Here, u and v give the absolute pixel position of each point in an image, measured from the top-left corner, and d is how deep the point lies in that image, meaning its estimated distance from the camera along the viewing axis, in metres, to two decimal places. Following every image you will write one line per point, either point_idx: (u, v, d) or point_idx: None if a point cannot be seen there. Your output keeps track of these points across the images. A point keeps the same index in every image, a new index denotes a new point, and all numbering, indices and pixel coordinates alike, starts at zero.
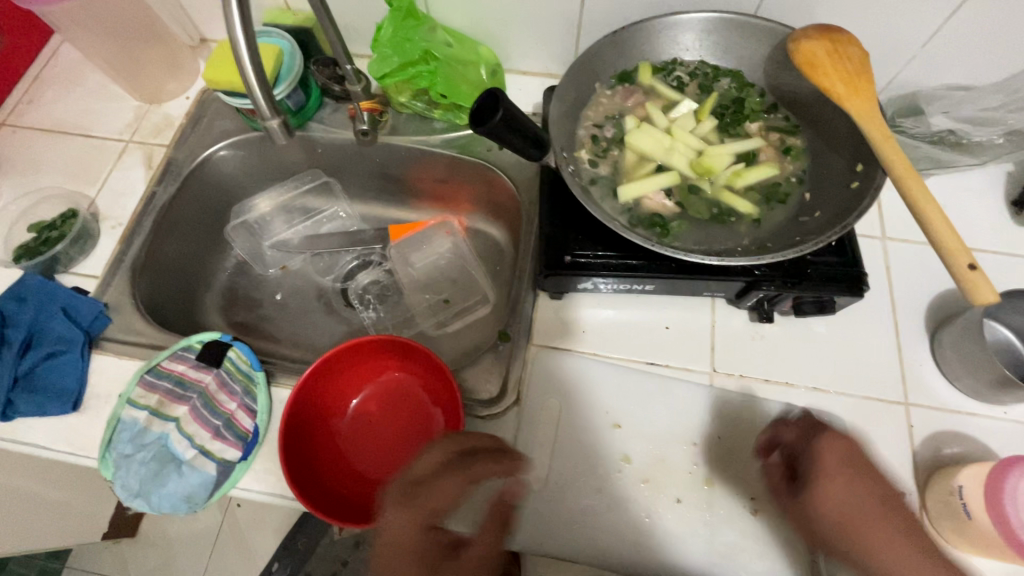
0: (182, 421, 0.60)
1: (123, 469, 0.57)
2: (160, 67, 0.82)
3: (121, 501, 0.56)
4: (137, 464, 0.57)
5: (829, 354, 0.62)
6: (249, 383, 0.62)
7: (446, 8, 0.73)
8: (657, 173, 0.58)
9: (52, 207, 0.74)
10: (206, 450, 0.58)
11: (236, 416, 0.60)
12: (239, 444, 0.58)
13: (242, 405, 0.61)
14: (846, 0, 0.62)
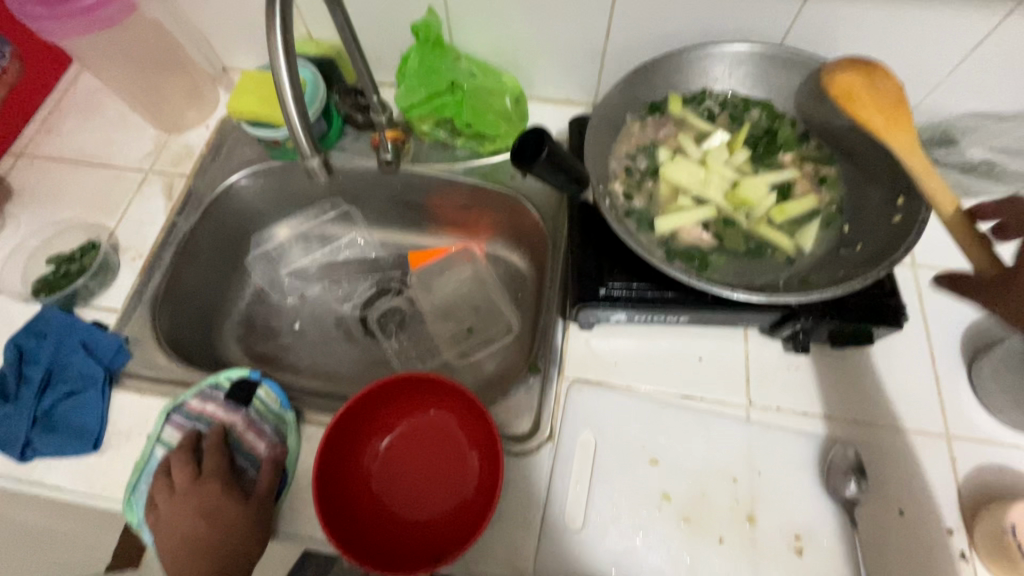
0: None
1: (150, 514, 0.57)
2: (181, 96, 0.81)
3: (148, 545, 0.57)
4: None
5: (867, 383, 0.61)
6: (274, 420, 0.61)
7: (472, 38, 0.73)
8: (693, 206, 0.58)
9: (71, 238, 0.73)
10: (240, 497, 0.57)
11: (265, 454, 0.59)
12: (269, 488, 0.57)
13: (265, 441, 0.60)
14: (873, 32, 0.63)
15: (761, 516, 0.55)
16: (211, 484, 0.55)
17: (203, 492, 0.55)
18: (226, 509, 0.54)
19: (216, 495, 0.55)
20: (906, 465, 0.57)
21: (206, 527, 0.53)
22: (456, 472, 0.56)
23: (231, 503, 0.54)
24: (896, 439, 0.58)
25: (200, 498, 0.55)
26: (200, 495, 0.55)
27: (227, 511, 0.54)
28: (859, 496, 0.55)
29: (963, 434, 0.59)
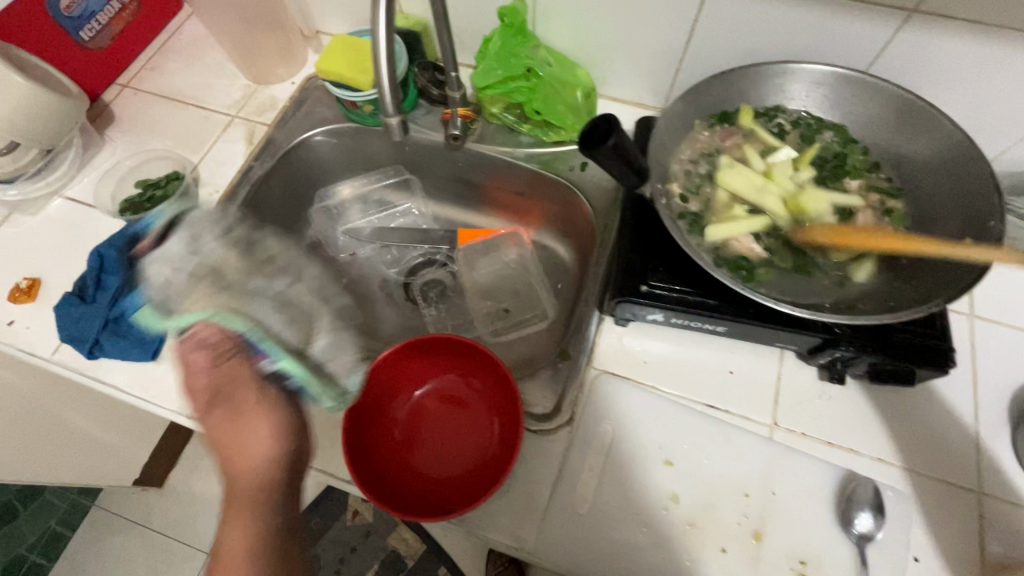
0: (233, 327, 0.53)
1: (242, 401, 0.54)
2: (274, 52, 0.87)
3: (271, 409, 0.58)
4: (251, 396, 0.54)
5: (899, 427, 0.60)
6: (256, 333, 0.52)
7: (554, 30, 0.75)
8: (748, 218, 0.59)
9: (159, 167, 0.80)
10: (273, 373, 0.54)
11: (254, 369, 0.50)
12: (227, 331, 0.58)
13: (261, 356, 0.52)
14: (963, 71, 0.61)
15: (768, 535, 0.55)
16: (231, 395, 0.50)
17: (231, 419, 0.49)
18: (253, 415, 0.49)
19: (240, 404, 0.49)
20: (930, 514, 0.56)
21: (258, 445, 0.48)
22: (477, 436, 0.59)
23: (259, 415, 0.49)
24: (922, 486, 0.57)
25: (218, 418, 0.49)
26: (222, 416, 0.49)
27: (269, 432, 0.49)
28: (873, 535, 0.54)
29: (996, 493, 0.56)
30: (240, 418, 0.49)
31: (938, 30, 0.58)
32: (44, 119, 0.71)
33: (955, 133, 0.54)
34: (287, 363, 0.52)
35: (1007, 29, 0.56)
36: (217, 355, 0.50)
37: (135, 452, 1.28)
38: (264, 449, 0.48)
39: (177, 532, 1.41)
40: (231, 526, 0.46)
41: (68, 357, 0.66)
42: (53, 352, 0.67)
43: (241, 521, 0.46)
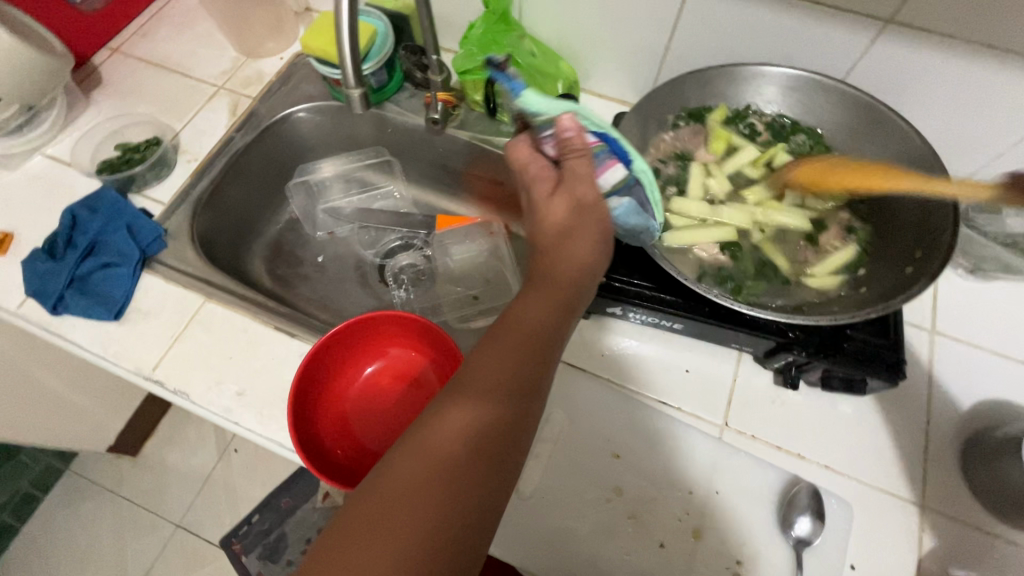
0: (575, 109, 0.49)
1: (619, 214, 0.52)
2: (264, 26, 0.88)
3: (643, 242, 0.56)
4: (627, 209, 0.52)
5: (847, 436, 0.60)
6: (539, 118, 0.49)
7: (539, 20, 0.75)
8: (711, 224, 0.60)
9: (140, 131, 0.80)
10: (615, 187, 0.51)
11: (617, 172, 0.50)
12: (613, 164, 0.50)
13: (616, 160, 0.50)
14: (935, 87, 0.62)
15: (708, 534, 0.55)
16: (575, 165, 0.48)
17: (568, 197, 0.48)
18: (587, 202, 0.48)
19: (580, 194, 0.48)
20: (874, 524, 0.56)
21: (575, 242, 0.47)
22: None
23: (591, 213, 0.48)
24: (865, 495, 0.57)
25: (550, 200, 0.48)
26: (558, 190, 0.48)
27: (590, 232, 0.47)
28: (811, 540, 0.54)
29: (939, 508, 0.56)
30: (534, 313, 0.45)
31: (913, 42, 0.59)
32: (24, 75, 0.71)
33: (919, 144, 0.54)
34: (642, 166, 0.51)
35: (981, 44, 0.56)
36: (559, 193, 0.48)
37: (111, 417, 1.29)
38: (586, 255, 0.47)
39: (149, 503, 1.41)
40: (443, 417, 0.39)
41: (32, 311, 0.67)
42: (17, 306, 0.67)
43: (544, 308, 0.45)
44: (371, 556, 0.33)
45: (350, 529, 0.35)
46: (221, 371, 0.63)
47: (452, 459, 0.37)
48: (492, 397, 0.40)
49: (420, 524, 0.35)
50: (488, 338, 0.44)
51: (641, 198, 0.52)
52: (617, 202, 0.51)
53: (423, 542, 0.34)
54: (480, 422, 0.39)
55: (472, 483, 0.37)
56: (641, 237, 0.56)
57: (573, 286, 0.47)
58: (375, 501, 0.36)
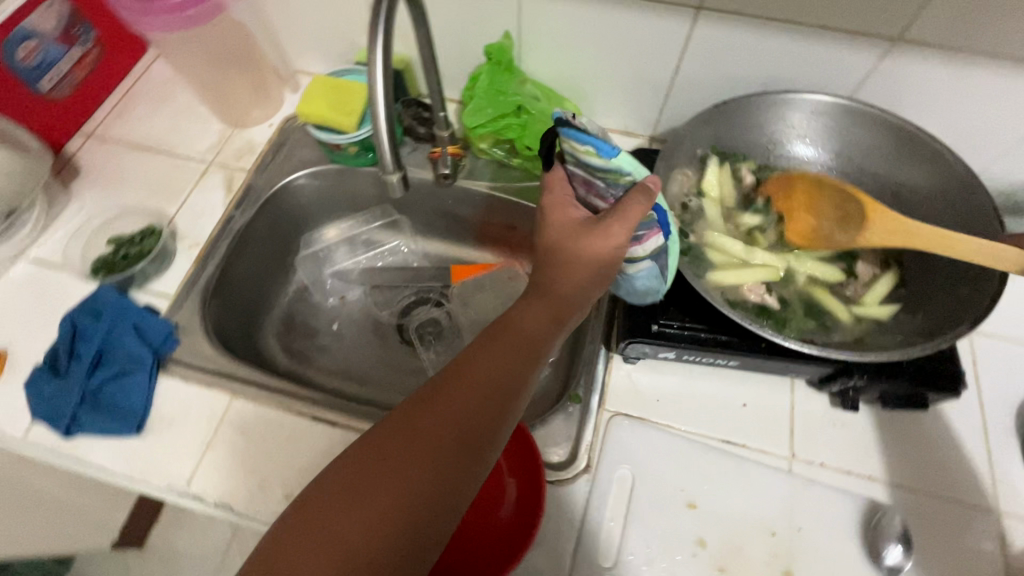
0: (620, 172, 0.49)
1: (641, 274, 0.53)
2: (248, 94, 0.84)
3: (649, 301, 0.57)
4: (649, 274, 0.53)
5: (911, 450, 0.60)
6: (619, 179, 0.49)
7: (540, 64, 0.74)
8: (757, 267, 0.62)
9: (132, 221, 0.75)
10: (650, 253, 0.51)
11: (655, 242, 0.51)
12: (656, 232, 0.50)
13: (658, 232, 0.50)
14: (942, 96, 0.63)
15: (799, 575, 0.54)
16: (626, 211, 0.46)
17: (596, 235, 0.47)
18: (601, 239, 0.47)
19: (600, 231, 0.47)
20: (957, 538, 0.55)
21: (583, 274, 0.48)
22: (490, 491, 0.56)
23: (603, 254, 0.47)
24: (944, 509, 0.57)
25: (565, 229, 0.50)
26: (582, 227, 0.49)
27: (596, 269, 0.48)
28: (903, 566, 0.53)
29: (1013, 512, 0.57)
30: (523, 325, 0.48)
31: (922, 57, 0.60)
32: None
33: (955, 164, 0.59)
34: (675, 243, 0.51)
35: (987, 55, 0.57)
36: (596, 232, 0.47)
37: (114, 513, 1.20)
38: (587, 282, 0.49)
39: None
40: (430, 402, 0.42)
41: (42, 437, 0.61)
42: (24, 433, 0.61)
43: (542, 316, 0.48)
44: (343, 525, 0.37)
45: (323, 499, 0.38)
46: (263, 474, 0.59)
47: (429, 437, 0.40)
48: (479, 388, 0.43)
49: (386, 501, 0.37)
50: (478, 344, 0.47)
51: (666, 266, 0.53)
52: (643, 264, 0.52)
53: (387, 518, 0.37)
54: (461, 411, 0.42)
55: (443, 473, 0.39)
56: (642, 300, 0.58)
57: (574, 302, 0.50)
58: (353, 470, 0.39)
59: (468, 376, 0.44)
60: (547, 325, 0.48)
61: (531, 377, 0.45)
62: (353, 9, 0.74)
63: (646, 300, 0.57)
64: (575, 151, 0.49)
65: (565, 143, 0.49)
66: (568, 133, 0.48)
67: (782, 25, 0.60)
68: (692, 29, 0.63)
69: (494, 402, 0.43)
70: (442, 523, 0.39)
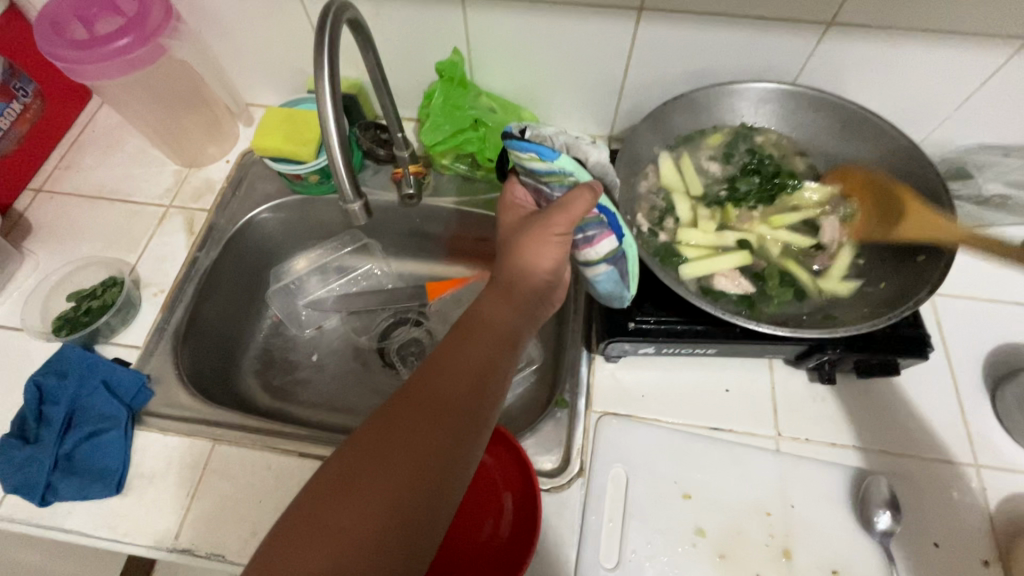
0: (559, 177, 0.51)
1: (601, 277, 0.54)
2: (201, 132, 0.82)
3: (620, 304, 0.57)
4: (608, 275, 0.54)
5: (890, 415, 0.62)
6: (564, 181, 0.51)
7: (494, 76, 0.75)
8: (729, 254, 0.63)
9: (92, 274, 0.73)
10: (603, 255, 0.52)
11: (605, 242, 0.52)
12: (604, 232, 0.52)
13: (609, 233, 0.52)
14: (879, 72, 0.66)
15: (798, 551, 0.55)
16: (566, 204, 0.49)
17: (541, 228, 0.50)
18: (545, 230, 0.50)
19: (544, 222, 0.50)
20: (942, 496, 0.57)
21: (531, 260, 0.51)
22: (487, 510, 0.55)
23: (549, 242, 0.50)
24: (926, 468, 0.59)
25: (516, 228, 0.53)
26: (529, 222, 0.52)
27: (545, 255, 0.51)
28: (895, 531, 0.55)
29: (991, 463, 0.59)
30: (493, 318, 0.49)
31: (857, 38, 0.62)
32: None
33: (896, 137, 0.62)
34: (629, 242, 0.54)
35: (917, 31, 0.60)
36: (540, 224, 0.50)
37: None
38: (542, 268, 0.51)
39: None
40: (410, 395, 0.44)
41: (17, 509, 0.59)
42: None
43: (508, 304, 0.50)
44: (343, 517, 0.38)
45: (322, 498, 0.39)
46: (255, 519, 0.58)
47: (416, 426, 0.42)
48: (456, 374, 0.45)
49: (381, 490, 0.39)
50: (453, 336, 0.48)
51: (625, 268, 0.54)
52: (600, 268, 0.53)
53: (385, 505, 0.38)
54: (442, 398, 0.43)
55: (434, 455, 0.41)
56: (614, 302, 0.58)
57: (537, 291, 0.52)
58: (344, 469, 0.40)
59: (444, 365, 0.45)
60: (514, 311, 0.50)
61: (507, 366, 0.48)
62: (300, 39, 0.74)
63: (618, 303, 0.58)
64: (519, 161, 0.52)
65: (511, 154, 0.52)
66: (510, 144, 0.51)
67: (722, 19, 0.62)
68: (637, 30, 0.65)
69: (472, 386, 0.45)
70: (439, 512, 0.40)
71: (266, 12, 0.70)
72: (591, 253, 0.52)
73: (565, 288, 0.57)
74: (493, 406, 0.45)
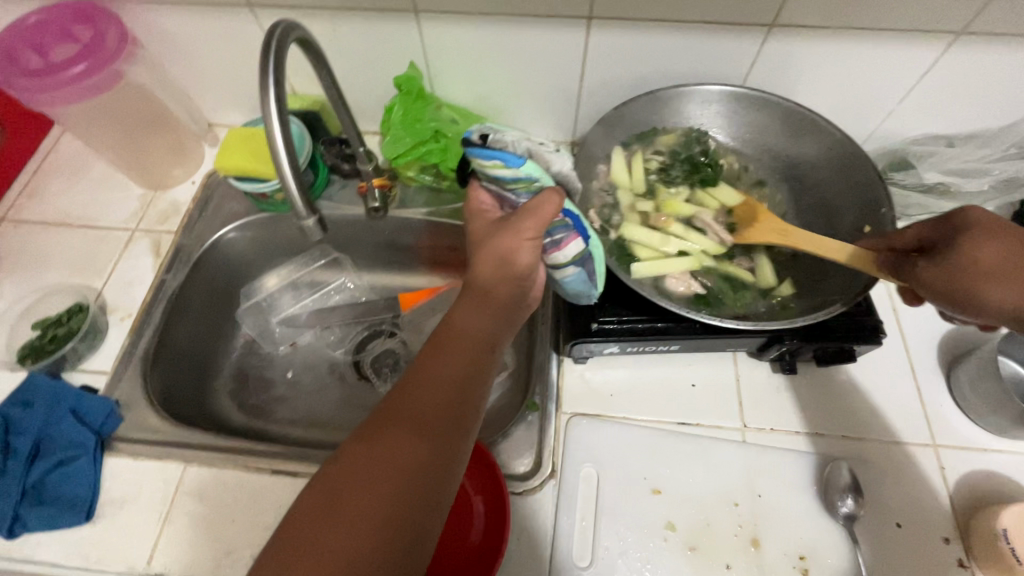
0: (524, 183, 0.52)
1: (570, 278, 0.55)
2: (166, 154, 0.82)
3: (588, 301, 0.59)
4: (577, 275, 0.55)
5: (850, 401, 0.63)
6: (529, 187, 0.52)
7: (453, 87, 0.76)
8: (678, 257, 0.66)
9: (58, 301, 0.73)
10: (572, 257, 0.53)
11: (574, 245, 0.53)
12: (573, 235, 0.52)
13: (576, 236, 0.53)
14: (824, 70, 0.68)
15: (766, 539, 0.56)
16: (535, 209, 0.49)
17: (509, 234, 0.50)
18: (515, 236, 0.50)
19: (512, 229, 0.50)
20: (902, 476, 0.59)
21: (501, 264, 0.51)
22: (459, 518, 0.56)
23: (519, 247, 0.50)
24: (887, 451, 0.60)
25: (484, 236, 0.53)
26: (496, 229, 0.52)
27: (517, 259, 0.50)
28: (858, 513, 0.56)
29: (949, 443, 0.61)
30: (472, 327, 0.50)
31: (799, 38, 0.64)
32: None
33: (836, 132, 0.65)
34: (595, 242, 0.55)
35: (854, 29, 0.62)
36: (509, 229, 0.50)
37: None
38: (513, 274, 0.51)
39: None
40: (392, 411, 0.44)
41: None
42: None
43: (483, 313, 0.51)
44: (334, 537, 0.37)
45: (310, 515, 0.38)
46: (228, 538, 0.58)
47: (401, 439, 0.42)
48: (436, 387, 0.46)
49: (372, 506, 0.39)
50: (430, 351, 0.49)
51: (592, 267, 0.55)
52: (569, 269, 0.54)
53: (378, 521, 0.38)
54: (425, 410, 0.44)
55: (421, 466, 0.41)
56: (580, 300, 0.59)
57: (510, 297, 0.53)
58: (333, 489, 0.40)
59: (425, 379, 0.46)
60: (489, 320, 0.51)
61: (486, 373, 0.49)
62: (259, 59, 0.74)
63: (584, 300, 0.59)
64: (483, 167, 0.52)
65: (474, 162, 0.53)
66: (473, 152, 0.52)
67: (668, 24, 0.64)
68: (588, 38, 0.66)
69: (453, 396, 0.46)
70: (428, 523, 0.40)
71: (223, 34, 0.71)
72: (560, 256, 0.53)
73: (537, 290, 0.57)
74: (476, 414, 0.46)
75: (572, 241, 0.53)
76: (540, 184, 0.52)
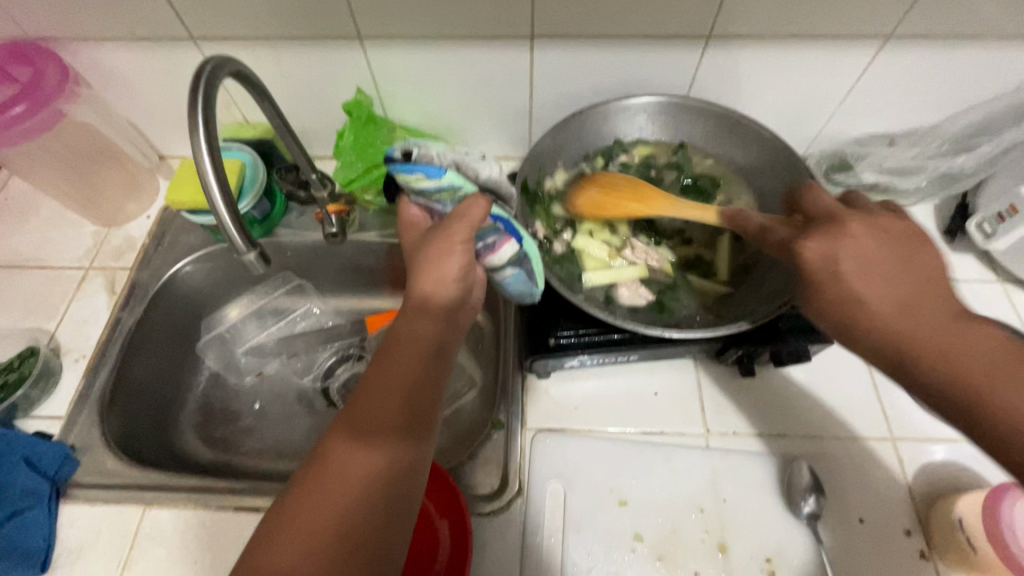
0: (448, 191, 0.52)
1: (510, 280, 0.55)
2: (118, 190, 0.81)
3: (531, 301, 0.59)
4: (517, 276, 0.55)
5: (809, 400, 0.64)
6: (454, 195, 0.52)
7: (404, 109, 0.77)
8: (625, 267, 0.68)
9: (9, 346, 0.71)
10: (508, 259, 0.53)
11: (508, 247, 0.52)
12: (505, 237, 0.52)
13: (509, 238, 0.52)
14: (764, 77, 0.70)
15: (732, 543, 0.56)
16: (462, 215, 0.49)
17: (439, 242, 0.49)
18: (445, 243, 0.49)
19: (442, 236, 0.49)
20: (862, 471, 0.60)
21: (438, 269, 0.49)
22: (424, 544, 0.54)
23: (453, 253, 0.50)
24: (846, 447, 0.61)
25: (417, 246, 0.53)
26: (427, 240, 0.52)
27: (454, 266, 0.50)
28: (820, 511, 0.57)
29: (906, 436, 0.62)
30: (418, 333, 0.48)
31: (736, 48, 0.66)
32: None
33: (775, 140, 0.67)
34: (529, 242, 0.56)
35: (789, 37, 0.64)
36: (441, 235, 0.49)
37: None
38: (455, 275, 0.50)
39: None
40: (344, 428, 0.43)
41: None
42: None
43: (430, 318, 0.49)
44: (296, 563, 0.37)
45: (270, 543, 0.38)
46: None
47: (355, 456, 0.41)
48: (387, 397, 0.44)
49: (330, 528, 0.39)
50: (378, 361, 0.47)
51: (531, 266, 0.55)
52: (508, 271, 0.54)
53: (339, 542, 0.38)
54: (377, 423, 0.43)
55: (379, 482, 0.41)
56: (524, 300, 0.60)
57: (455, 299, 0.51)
58: (289, 516, 0.39)
59: (373, 393, 0.45)
60: (435, 324, 0.49)
61: (438, 378, 0.48)
62: None
63: (527, 300, 0.59)
64: (408, 181, 0.52)
65: (399, 179, 0.53)
66: (396, 168, 0.52)
67: (608, 40, 0.65)
68: (532, 56, 0.67)
69: (405, 405, 0.44)
70: (395, 535, 0.41)
71: (167, 68, 0.71)
72: (496, 258, 0.53)
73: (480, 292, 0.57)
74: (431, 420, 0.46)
75: (505, 243, 0.52)
76: (464, 192, 0.52)
